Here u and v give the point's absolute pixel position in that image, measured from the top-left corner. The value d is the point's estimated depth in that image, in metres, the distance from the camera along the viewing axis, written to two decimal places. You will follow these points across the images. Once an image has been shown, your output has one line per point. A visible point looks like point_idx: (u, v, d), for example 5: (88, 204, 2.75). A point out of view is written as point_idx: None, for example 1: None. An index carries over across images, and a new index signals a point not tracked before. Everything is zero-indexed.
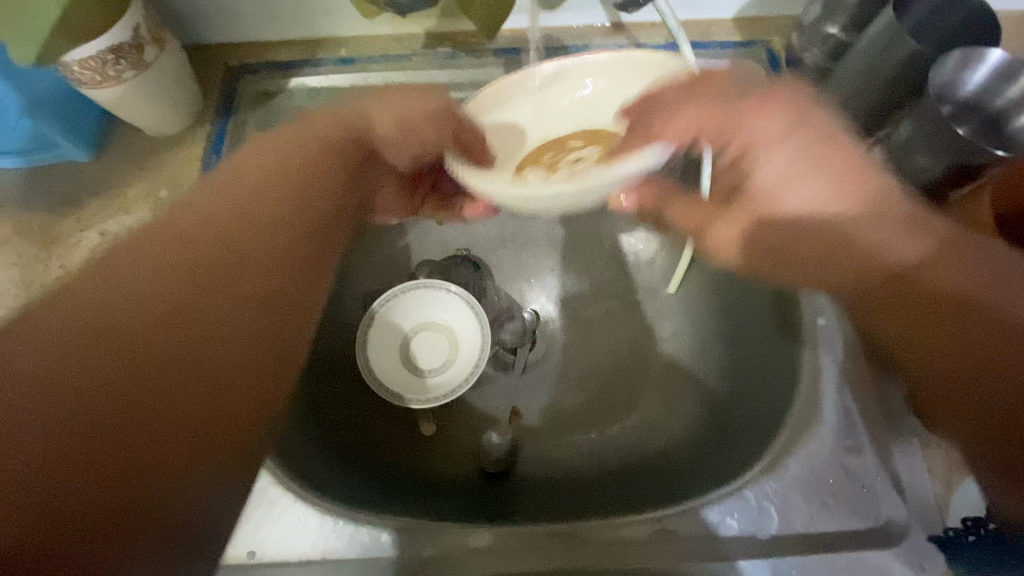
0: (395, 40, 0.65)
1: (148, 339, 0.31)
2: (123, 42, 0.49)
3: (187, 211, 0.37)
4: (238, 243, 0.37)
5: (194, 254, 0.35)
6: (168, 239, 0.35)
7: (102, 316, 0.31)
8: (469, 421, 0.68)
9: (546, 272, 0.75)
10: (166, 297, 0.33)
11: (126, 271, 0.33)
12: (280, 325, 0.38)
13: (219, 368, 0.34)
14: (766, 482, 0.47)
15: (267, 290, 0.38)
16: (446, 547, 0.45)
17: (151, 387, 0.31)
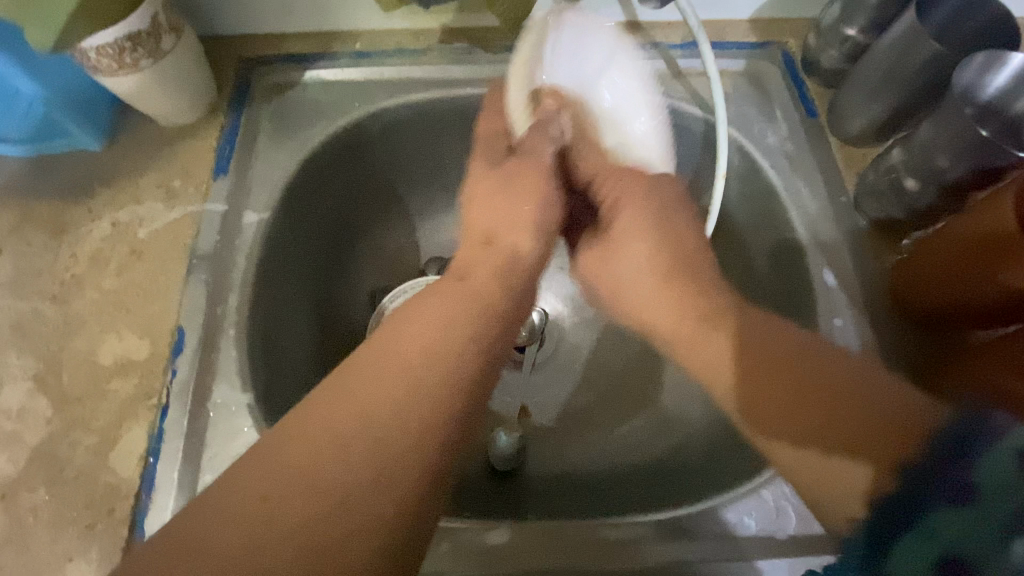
0: (410, 34, 0.64)
1: (289, 504, 0.30)
2: (140, 30, 0.49)
3: (337, 403, 0.34)
4: (368, 421, 0.34)
5: (337, 429, 0.33)
6: (386, 393, 0.35)
7: (284, 481, 0.31)
8: (478, 418, 0.67)
9: (556, 272, 0.75)
10: (315, 462, 0.32)
11: (323, 439, 0.33)
12: (362, 498, 0.31)
13: (349, 524, 0.30)
14: (783, 482, 0.47)
15: (391, 495, 0.32)
16: (461, 544, 0.45)
17: (280, 567, 0.29)
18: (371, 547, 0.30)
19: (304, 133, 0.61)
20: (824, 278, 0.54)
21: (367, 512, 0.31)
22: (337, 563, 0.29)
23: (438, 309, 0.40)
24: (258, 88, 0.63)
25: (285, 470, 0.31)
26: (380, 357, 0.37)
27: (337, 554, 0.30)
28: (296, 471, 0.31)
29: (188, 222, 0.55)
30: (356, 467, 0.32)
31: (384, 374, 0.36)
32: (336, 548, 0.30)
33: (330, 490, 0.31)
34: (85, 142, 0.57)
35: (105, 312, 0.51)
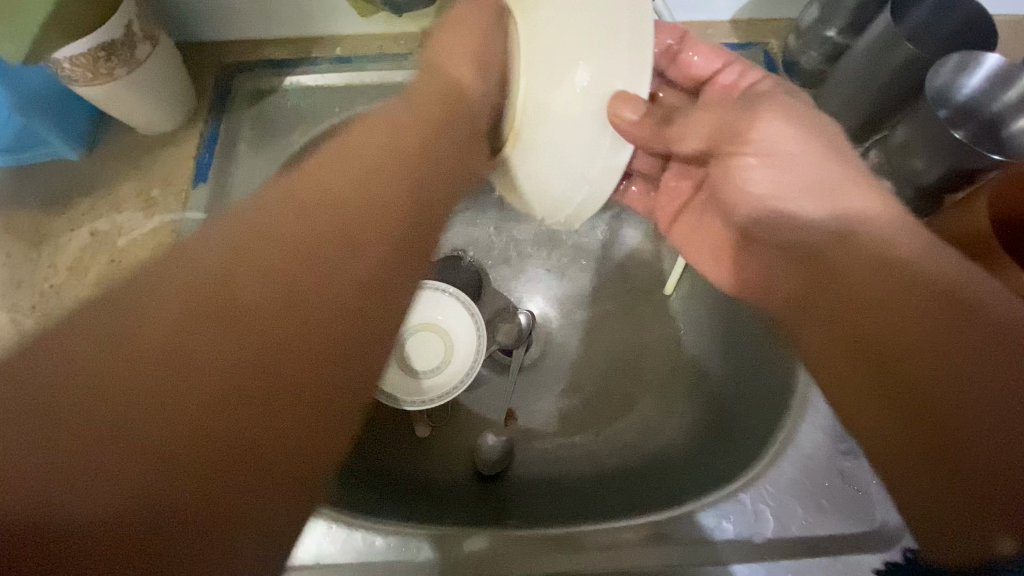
0: (390, 38, 0.64)
1: (205, 382, 0.30)
2: (115, 39, 0.49)
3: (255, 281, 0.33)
4: (278, 364, 0.32)
5: (234, 358, 0.31)
6: (309, 289, 0.34)
7: (197, 352, 0.30)
8: (465, 422, 0.68)
9: (542, 274, 0.75)
10: (233, 347, 0.31)
11: (243, 322, 0.32)
12: (280, 404, 0.32)
13: (261, 426, 0.31)
14: (760, 486, 0.47)
15: (309, 406, 0.32)
16: (440, 551, 0.45)
17: (184, 443, 0.29)
18: (281, 458, 0.31)
19: (284, 140, 0.61)
20: None
21: (283, 413, 0.32)
22: (244, 458, 0.30)
23: (358, 219, 0.37)
24: (238, 94, 0.63)
25: (196, 343, 0.31)
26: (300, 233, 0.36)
27: (244, 451, 0.30)
28: (209, 348, 0.31)
29: (166, 230, 0.55)
30: (277, 364, 0.32)
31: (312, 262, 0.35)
32: (250, 441, 0.30)
33: (243, 375, 0.31)
34: (63, 151, 0.57)
35: None
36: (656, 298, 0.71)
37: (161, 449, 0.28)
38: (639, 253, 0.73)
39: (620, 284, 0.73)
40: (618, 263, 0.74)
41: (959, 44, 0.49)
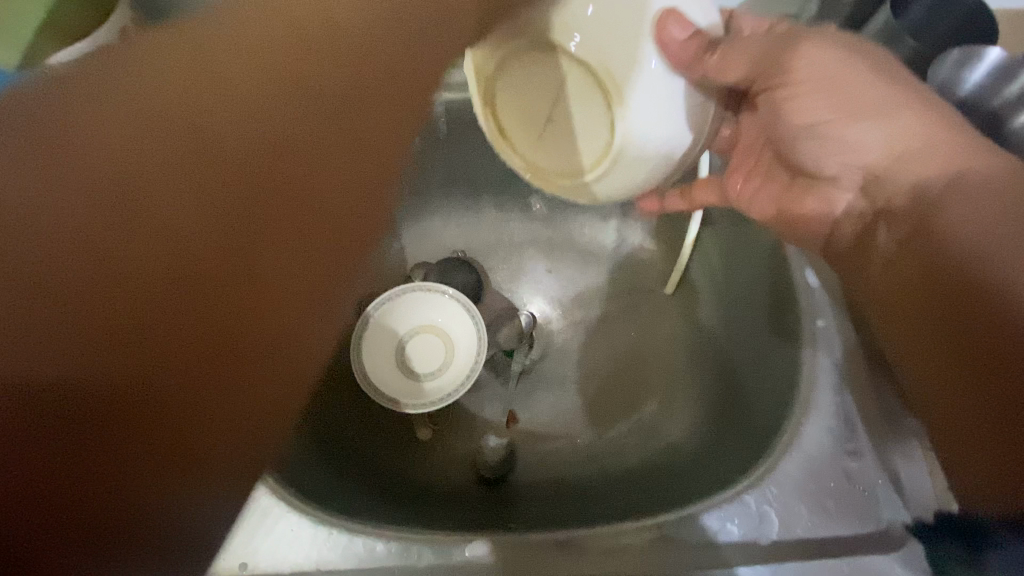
0: None
1: (174, 274, 0.25)
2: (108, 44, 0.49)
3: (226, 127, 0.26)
4: (279, 276, 0.27)
5: (200, 234, 0.26)
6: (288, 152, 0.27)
7: (159, 235, 0.25)
8: (466, 424, 0.67)
9: (543, 275, 0.74)
10: (203, 234, 0.26)
11: (214, 192, 0.26)
12: (255, 318, 0.27)
13: (237, 351, 0.26)
14: (764, 487, 0.46)
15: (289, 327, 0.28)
16: (441, 556, 0.45)
17: (139, 355, 0.25)
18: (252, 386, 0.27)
19: None
20: (805, 279, 0.54)
21: (257, 328, 0.27)
22: (212, 381, 0.26)
23: (345, 165, 0.28)
24: None
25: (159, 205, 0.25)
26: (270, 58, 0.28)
27: (216, 374, 0.26)
28: (174, 218, 0.25)
29: None
30: (257, 266, 0.26)
31: (299, 117, 0.27)
32: (221, 365, 0.26)
33: (213, 273, 0.26)
34: None
35: None
36: (657, 298, 0.71)
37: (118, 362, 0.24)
38: (640, 253, 0.73)
39: (621, 284, 0.73)
40: (619, 264, 0.73)
41: (960, 38, 0.49)
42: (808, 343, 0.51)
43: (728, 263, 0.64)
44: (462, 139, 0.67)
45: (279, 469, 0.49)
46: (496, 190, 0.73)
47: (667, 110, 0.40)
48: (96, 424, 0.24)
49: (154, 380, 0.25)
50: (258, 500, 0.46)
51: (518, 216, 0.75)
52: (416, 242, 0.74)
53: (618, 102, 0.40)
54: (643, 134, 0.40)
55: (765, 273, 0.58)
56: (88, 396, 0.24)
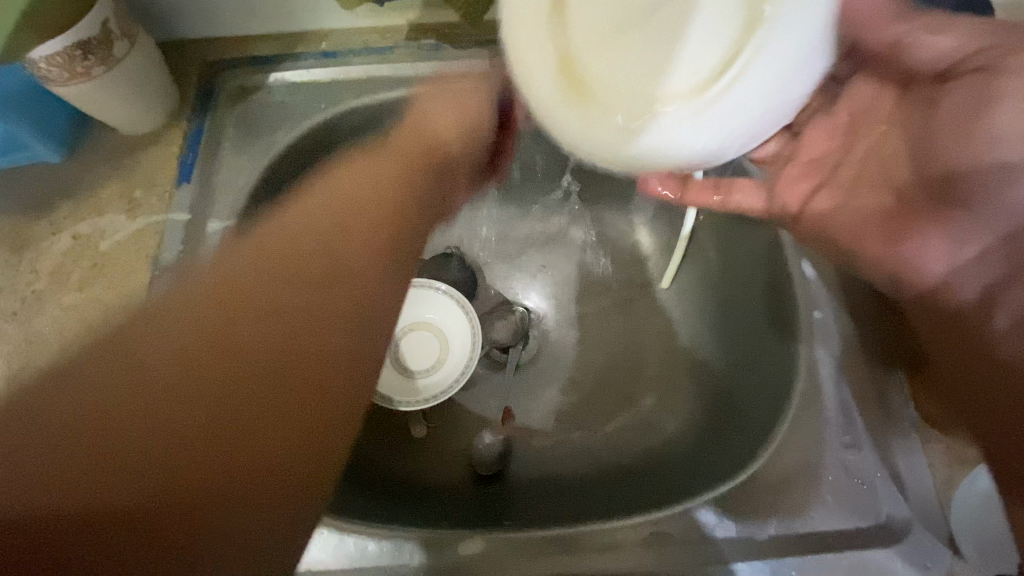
0: (376, 32, 0.63)
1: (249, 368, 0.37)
2: (91, 37, 0.48)
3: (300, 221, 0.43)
4: (318, 338, 0.38)
5: (270, 330, 0.38)
6: (316, 362, 0.38)
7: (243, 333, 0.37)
8: (460, 422, 0.66)
9: (538, 269, 0.73)
10: (271, 335, 0.38)
11: (280, 297, 0.39)
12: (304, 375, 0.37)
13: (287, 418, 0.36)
14: (762, 482, 0.46)
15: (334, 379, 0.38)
16: (435, 556, 0.44)
17: (228, 412, 0.36)
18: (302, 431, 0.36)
19: (269, 137, 0.59)
20: (803, 271, 0.53)
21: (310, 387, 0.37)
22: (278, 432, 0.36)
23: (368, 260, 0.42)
24: (222, 92, 0.61)
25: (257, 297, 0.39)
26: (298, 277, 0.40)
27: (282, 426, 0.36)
28: (250, 317, 0.38)
29: (151, 233, 0.54)
30: (313, 347, 0.38)
31: (305, 310, 0.39)
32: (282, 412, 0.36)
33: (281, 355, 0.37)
34: (44, 154, 0.56)
35: (68, 330, 0.50)
36: (654, 292, 0.70)
37: (210, 422, 0.35)
38: (636, 247, 0.72)
39: (617, 278, 0.72)
40: (615, 257, 0.73)
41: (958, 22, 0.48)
42: (806, 334, 0.50)
43: (724, 255, 0.63)
44: None
45: None
46: (489, 184, 0.72)
47: (793, 83, 0.33)
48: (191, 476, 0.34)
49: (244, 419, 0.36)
50: None
51: (512, 210, 0.74)
52: None
53: (765, 28, 0.32)
54: (762, 79, 0.32)
55: (762, 264, 0.57)
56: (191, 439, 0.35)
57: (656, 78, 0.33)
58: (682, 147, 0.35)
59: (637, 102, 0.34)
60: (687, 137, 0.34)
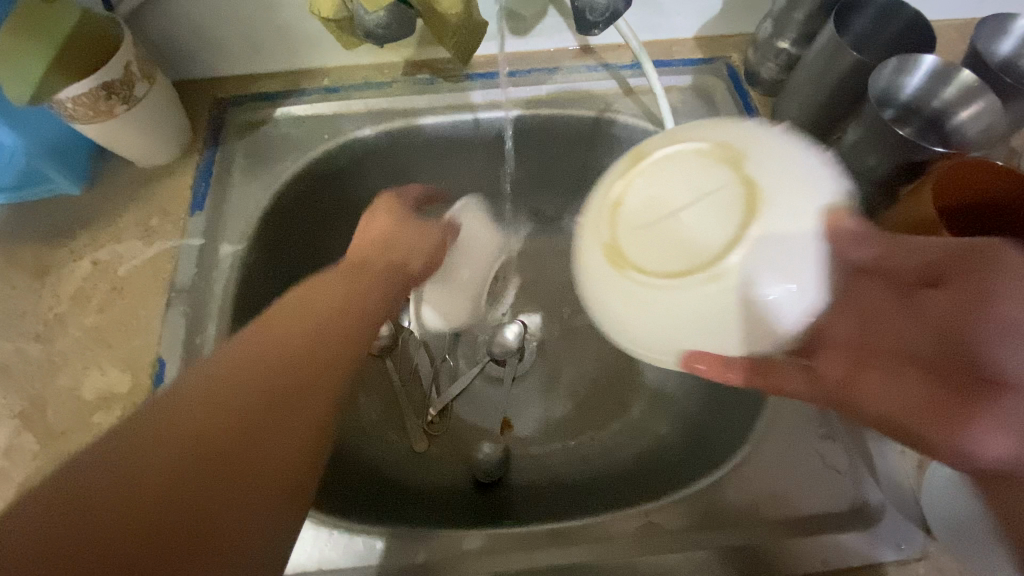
0: (375, 68, 0.68)
1: (239, 377, 0.34)
2: (115, 79, 0.52)
3: (276, 323, 0.39)
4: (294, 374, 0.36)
5: (249, 367, 0.35)
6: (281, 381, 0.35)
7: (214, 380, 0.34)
8: (462, 432, 0.69)
9: (532, 285, 0.77)
10: (241, 379, 0.34)
11: (261, 345, 0.37)
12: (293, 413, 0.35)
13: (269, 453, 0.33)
14: (743, 473, 0.49)
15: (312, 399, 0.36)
16: (438, 552, 0.46)
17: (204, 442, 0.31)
18: (280, 456, 0.33)
19: (276, 166, 0.63)
20: None
21: (288, 405, 0.35)
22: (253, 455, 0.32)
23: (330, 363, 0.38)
24: (232, 125, 0.66)
25: (240, 347, 0.36)
26: (272, 326, 0.38)
27: (270, 447, 0.33)
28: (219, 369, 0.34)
29: (167, 257, 0.58)
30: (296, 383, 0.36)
31: (283, 348, 0.37)
32: (271, 438, 0.33)
33: (262, 376, 0.35)
34: (65, 186, 0.60)
35: (89, 349, 0.53)
36: None
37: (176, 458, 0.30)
38: None
39: None
40: None
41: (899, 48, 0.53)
42: None
43: None
44: (448, 157, 0.70)
45: None
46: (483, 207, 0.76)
47: (797, 271, 0.37)
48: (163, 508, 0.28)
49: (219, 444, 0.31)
50: None
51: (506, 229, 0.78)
52: None
53: (757, 222, 0.37)
54: (756, 268, 0.37)
55: None
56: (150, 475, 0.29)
57: (671, 258, 0.39)
58: (710, 313, 0.38)
59: (664, 262, 0.40)
60: (718, 297, 0.38)
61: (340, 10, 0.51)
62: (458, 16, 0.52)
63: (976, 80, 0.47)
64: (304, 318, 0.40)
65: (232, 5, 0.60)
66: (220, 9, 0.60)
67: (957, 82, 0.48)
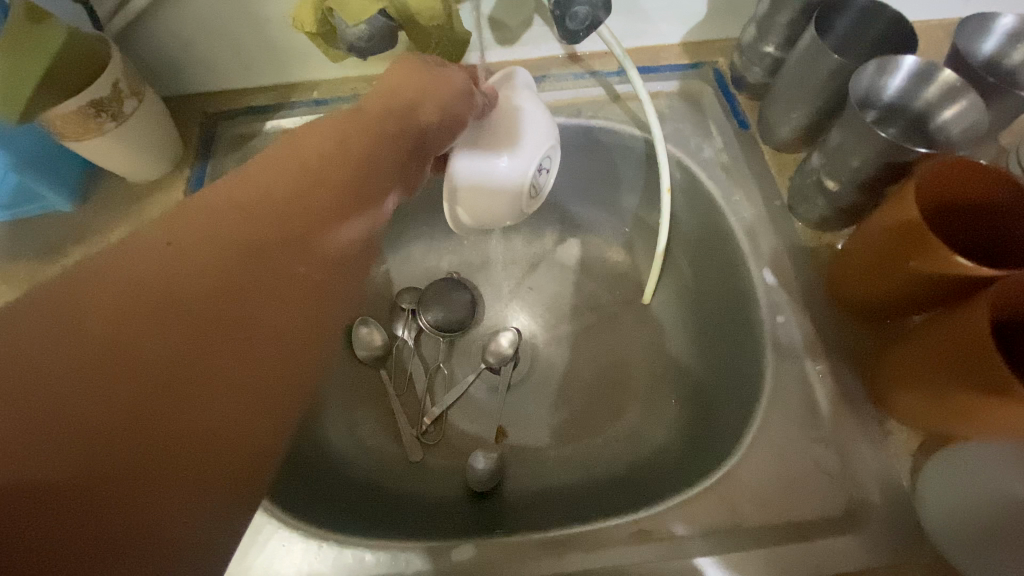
0: (364, 80, 0.68)
1: (220, 269, 0.31)
2: (103, 97, 0.52)
3: (245, 188, 0.35)
4: (274, 262, 0.33)
5: (228, 252, 0.32)
6: (259, 266, 0.33)
7: (195, 256, 0.31)
8: (456, 441, 0.68)
9: (526, 290, 0.77)
10: (221, 268, 0.31)
11: (234, 221, 0.33)
12: (281, 320, 0.33)
13: (249, 366, 0.31)
14: (737, 479, 0.49)
15: (297, 302, 0.34)
16: (428, 563, 0.46)
17: (184, 339, 0.28)
18: (266, 366, 0.31)
19: None
20: (764, 278, 0.57)
21: (273, 306, 0.33)
22: (236, 359, 0.30)
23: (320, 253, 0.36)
24: (223, 139, 0.66)
25: (207, 224, 0.32)
26: (249, 190, 0.35)
27: (252, 352, 0.31)
28: (193, 249, 0.31)
29: None
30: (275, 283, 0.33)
31: (259, 228, 0.33)
32: (253, 348, 0.31)
33: (244, 275, 0.32)
34: (57, 204, 0.60)
35: None
36: (636, 307, 0.73)
37: (153, 356, 0.27)
38: (616, 266, 0.77)
39: (600, 296, 0.76)
40: (597, 276, 0.77)
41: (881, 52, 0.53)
42: (771, 339, 0.54)
43: (697, 268, 0.67)
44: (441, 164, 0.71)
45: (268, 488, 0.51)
46: None
47: None
48: (140, 414, 0.26)
49: (193, 351, 0.29)
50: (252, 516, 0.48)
51: (499, 237, 0.79)
52: (401, 265, 0.77)
53: None
54: None
55: (732, 274, 0.61)
56: (114, 372, 0.26)
57: None
58: None
59: None
60: None
61: (322, 25, 0.52)
62: (439, 27, 0.52)
63: (957, 78, 0.47)
64: (292, 176, 0.36)
65: (219, 21, 0.61)
66: (209, 24, 0.61)
67: (940, 80, 0.48)
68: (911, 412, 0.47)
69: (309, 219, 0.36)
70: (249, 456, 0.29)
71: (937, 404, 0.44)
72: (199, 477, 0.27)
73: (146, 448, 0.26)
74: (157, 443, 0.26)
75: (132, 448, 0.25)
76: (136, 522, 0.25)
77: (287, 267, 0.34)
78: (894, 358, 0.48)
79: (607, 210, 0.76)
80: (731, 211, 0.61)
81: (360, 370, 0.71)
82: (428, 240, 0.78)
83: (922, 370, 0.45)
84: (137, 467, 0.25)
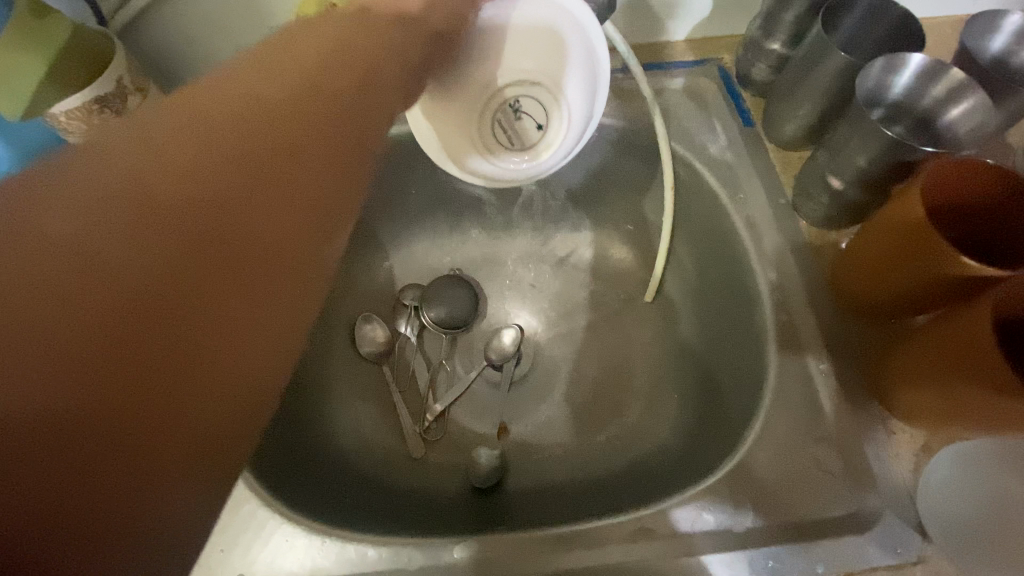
0: None
1: (193, 193, 0.24)
2: (106, 93, 0.52)
3: (225, 94, 0.28)
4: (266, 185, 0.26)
5: (202, 169, 0.25)
6: (245, 189, 0.25)
7: (161, 178, 0.24)
8: (458, 438, 0.69)
9: (527, 288, 0.77)
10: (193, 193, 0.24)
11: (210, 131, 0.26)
12: (275, 258, 0.26)
13: (232, 320, 0.24)
14: (739, 477, 0.49)
15: (295, 235, 0.27)
16: (430, 558, 0.46)
17: (147, 288, 0.22)
18: (252, 317, 0.25)
19: None
20: (767, 277, 0.57)
21: (261, 243, 0.25)
22: (213, 312, 0.23)
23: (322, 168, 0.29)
24: None
25: (176, 134, 0.25)
26: (230, 96, 0.28)
27: (234, 300, 0.24)
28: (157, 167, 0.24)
29: None
30: (267, 208, 0.26)
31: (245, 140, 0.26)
32: (238, 294, 0.24)
33: (226, 199, 0.25)
34: None
35: None
36: (638, 304, 0.73)
37: (100, 312, 0.21)
38: (619, 263, 0.76)
39: (603, 293, 0.76)
40: (600, 274, 0.77)
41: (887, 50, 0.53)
42: (775, 338, 0.54)
43: (700, 266, 0.66)
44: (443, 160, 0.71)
45: (269, 483, 0.52)
46: (476, 210, 0.77)
47: None
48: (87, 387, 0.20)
49: (154, 303, 0.22)
50: (255, 512, 0.48)
51: (501, 234, 0.78)
52: (404, 262, 0.77)
53: None
54: None
55: (736, 272, 0.61)
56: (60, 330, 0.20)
57: None
58: None
59: None
60: None
61: None
62: None
63: (965, 77, 0.47)
64: (286, 85, 0.29)
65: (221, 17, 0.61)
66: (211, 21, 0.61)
67: (947, 79, 0.47)
68: (915, 411, 0.47)
69: (312, 136, 0.28)
70: (227, 434, 0.24)
71: (938, 401, 0.44)
72: (160, 467, 0.22)
73: (91, 430, 0.20)
74: (100, 427, 0.20)
75: (75, 434, 0.20)
76: (81, 524, 0.20)
77: (282, 191, 0.27)
78: (891, 358, 0.48)
79: (610, 206, 0.75)
80: (734, 209, 0.61)
81: (363, 367, 0.71)
82: (430, 236, 0.78)
83: (922, 368, 0.45)
84: (77, 458, 0.20)
